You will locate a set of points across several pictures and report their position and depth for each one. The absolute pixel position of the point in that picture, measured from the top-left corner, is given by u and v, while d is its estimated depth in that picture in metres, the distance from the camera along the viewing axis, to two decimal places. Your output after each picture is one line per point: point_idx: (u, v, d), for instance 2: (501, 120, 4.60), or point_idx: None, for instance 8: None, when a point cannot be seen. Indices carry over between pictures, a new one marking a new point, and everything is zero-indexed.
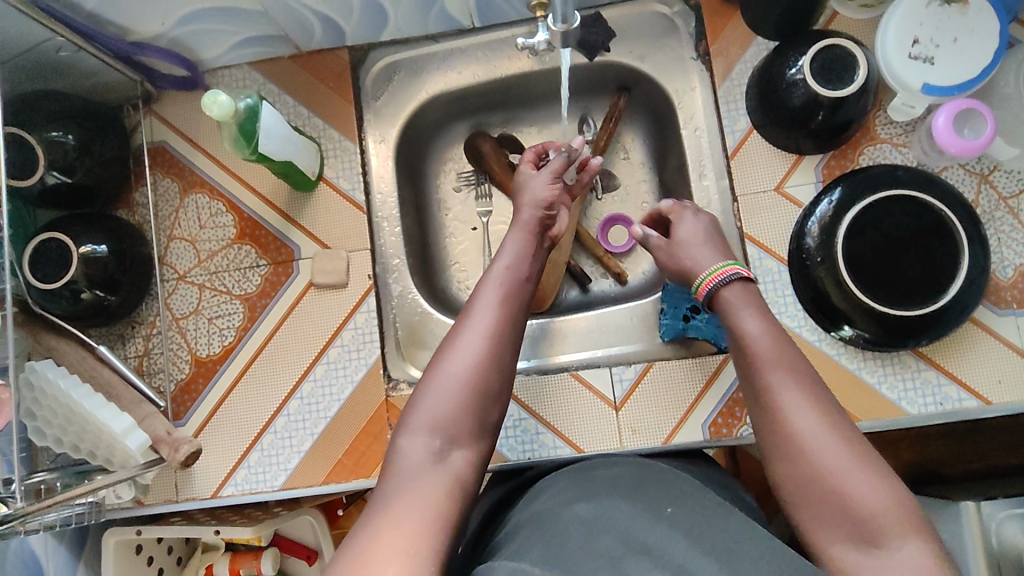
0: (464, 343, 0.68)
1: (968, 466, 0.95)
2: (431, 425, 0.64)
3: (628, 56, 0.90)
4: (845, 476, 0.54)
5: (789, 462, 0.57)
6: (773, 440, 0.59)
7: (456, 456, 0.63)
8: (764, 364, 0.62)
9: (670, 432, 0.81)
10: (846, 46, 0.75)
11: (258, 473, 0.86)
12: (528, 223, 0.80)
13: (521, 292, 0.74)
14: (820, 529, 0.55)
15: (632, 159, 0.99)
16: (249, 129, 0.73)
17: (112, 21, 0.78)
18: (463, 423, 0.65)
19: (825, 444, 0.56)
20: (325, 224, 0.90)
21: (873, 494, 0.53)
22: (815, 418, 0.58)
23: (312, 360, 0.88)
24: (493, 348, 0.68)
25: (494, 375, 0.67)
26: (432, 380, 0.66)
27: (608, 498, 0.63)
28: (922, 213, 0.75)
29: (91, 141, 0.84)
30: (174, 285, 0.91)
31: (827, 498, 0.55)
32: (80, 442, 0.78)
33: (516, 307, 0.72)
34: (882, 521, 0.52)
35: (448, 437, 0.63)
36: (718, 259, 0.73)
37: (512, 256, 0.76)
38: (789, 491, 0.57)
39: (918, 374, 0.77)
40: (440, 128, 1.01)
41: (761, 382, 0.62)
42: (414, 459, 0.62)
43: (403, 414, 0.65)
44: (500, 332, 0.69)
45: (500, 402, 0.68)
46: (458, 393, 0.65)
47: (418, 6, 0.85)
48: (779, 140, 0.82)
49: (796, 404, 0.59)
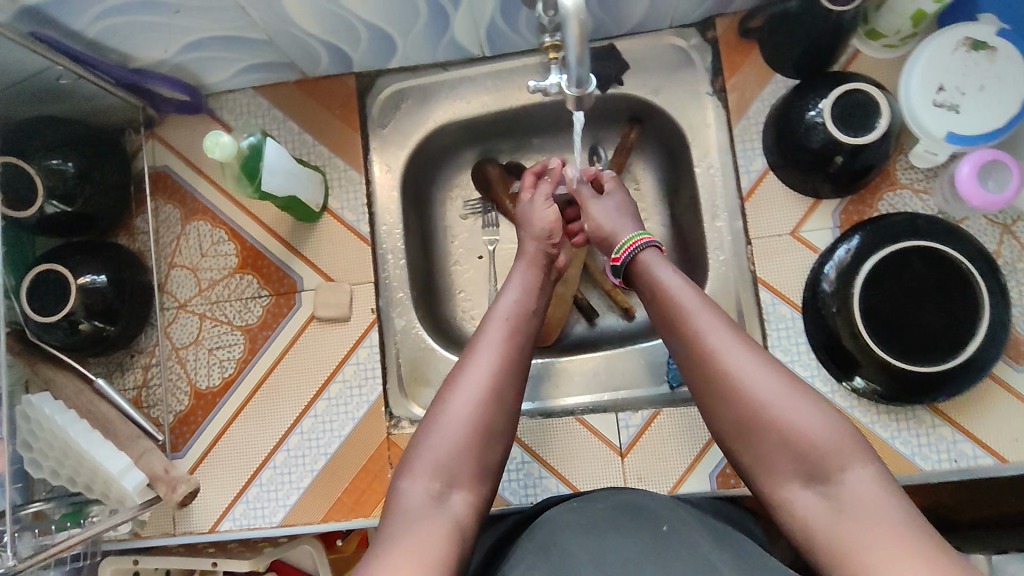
0: (467, 380, 0.64)
1: (979, 513, 0.93)
2: (432, 467, 0.61)
3: (642, 89, 0.88)
4: (786, 414, 0.58)
5: (730, 410, 0.61)
6: (710, 390, 0.62)
7: (456, 498, 0.60)
8: (690, 316, 0.64)
9: (676, 481, 0.79)
10: (867, 91, 0.72)
11: (257, 509, 0.84)
12: (534, 254, 0.77)
13: (528, 326, 0.70)
14: (771, 471, 0.59)
15: (642, 191, 0.96)
16: (252, 167, 0.71)
17: (115, 49, 0.76)
18: (465, 465, 0.61)
19: (760, 385, 0.59)
20: (329, 256, 0.88)
21: (813, 427, 0.57)
22: (744, 360, 0.61)
23: (313, 395, 0.86)
24: (498, 383, 0.64)
25: (498, 417, 0.64)
26: (434, 420, 0.63)
27: (609, 531, 0.61)
28: (944, 264, 0.73)
29: (92, 168, 0.82)
30: (175, 314, 0.89)
31: (772, 439, 0.58)
32: (77, 476, 0.77)
33: (522, 339, 0.69)
34: (825, 450, 0.57)
35: (448, 480, 0.60)
36: (633, 228, 0.76)
37: (518, 289, 0.73)
38: (734, 438, 0.61)
39: (933, 430, 0.76)
40: (447, 155, 0.98)
41: (688, 334, 0.64)
42: (414, 502, 0.59)
43: (407, 455, 0.62)
44: (506, 368, 0.66)
45: (502, 441, 0.65)
46: (461, 434, 0.62)
47: (428, 36, 0.83)
48: (796, 183, 0.79)
49: (725, 348, 0.62)
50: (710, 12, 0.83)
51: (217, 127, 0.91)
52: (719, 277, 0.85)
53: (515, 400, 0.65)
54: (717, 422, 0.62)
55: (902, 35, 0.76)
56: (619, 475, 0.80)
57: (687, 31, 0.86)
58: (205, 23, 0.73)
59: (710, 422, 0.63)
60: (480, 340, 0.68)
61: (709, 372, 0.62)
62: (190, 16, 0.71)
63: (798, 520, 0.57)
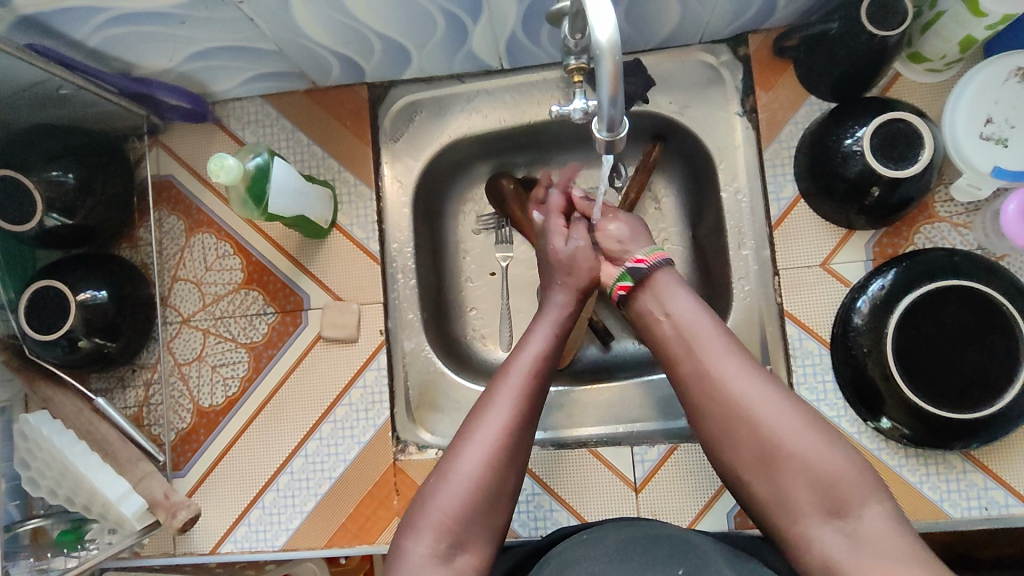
0: (481, 435, 0.61)
1: (1002, 551, 0.90)
2: (438, 527, 0.58)
3: (667, 107, 0.84)
4: (802, 445, 0.55)
5: (740, 438, 0.57)
6: (719, 416, 0.58)
7: (459, 563, 0.57)
8: (696, 337, 0.61)
9: (692, 518, 0.77)
10: (909, 121, 0.68)
11: (259, 532, 0.82)
12: (567, 300, 0.73)
13: (546, 378, 0.67)
14: (785, 505, 0.55)
15: (662, 210, 0.92)
16: (258, 193, 0.69)
17: (117, 58, 0.72)
18: (472, 529, 0.59)
19: (773, 413, 0.56)
20: (337, 274, 0.85)
21: (830, 459, 0.54)
22: (754, 389, 0.58)
23: (318, 418, 0.84)
24: (514, 444, 0.61)
25: (506, 481, 0.61)
26: (444, 475, 0.60)
27: (622, 556, 0.58)
28: (984, 308, 0.69)
29: (93, 179, 0.78)
30: (177, 330, 0.87)
31: (787, 471, 0.55)
32: (75, 496, 0.75)
33: (539, 393, 0.65)
34: (842, 485, 0.54)
35: (453, 543, 0.58)
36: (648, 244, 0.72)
37: (539, 337, 0.69)
38: (745, 468, 0.57)
39: (964, 476, 0.73)
40: (461, 168, 0.95)
41: (695, 355, 0.61)
42: (416, 565, 0.56)
43: (412, 511, 0.60)
44: (519, 427, 0.62)
45: (507, 505, 0.62)
46: (468, 495, 0.59)
47: (445, 48, 0.79)
48: (829, 214, 0.76)
49: (734, 374, 0.58)
50: (742, 29, 0.79)
51: (223, 136, 0.88)
52: (743, 306, 0.82)
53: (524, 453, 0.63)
54: (725, 450, 0.59)
55: (948, 60, 0.72)
56: (632, 508, 0.77)
57: (718, 48, 0.82)
58: (213, 33, 0.70)
59: (715, 449, 0.60)
60: (497, 390, 0.64)
61: (717, 397, 0.58)
62: (196, 27, 0.68)
63: (817, 557, 0.53)
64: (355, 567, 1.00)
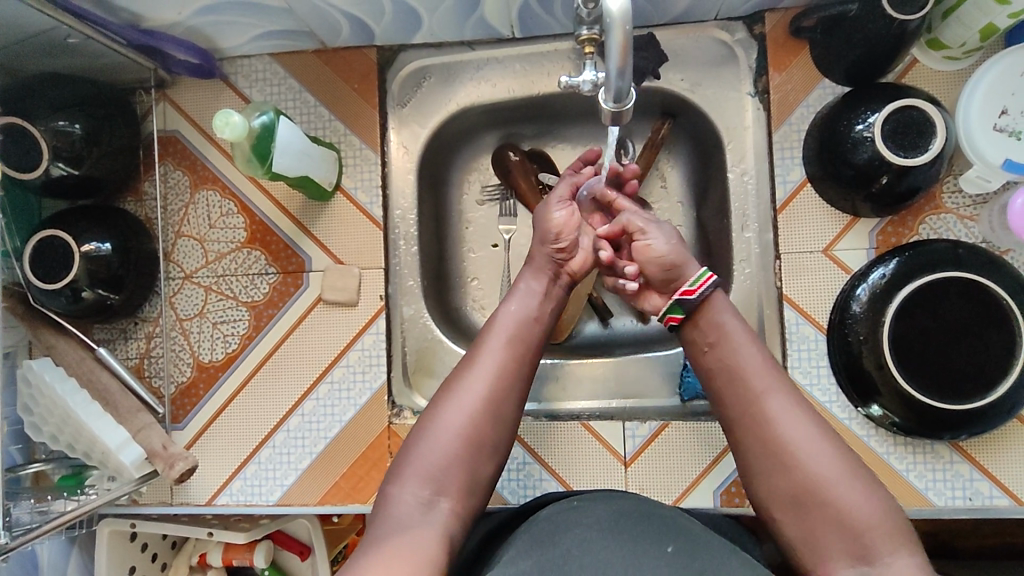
0: (464, 390, 0.62)
1: (983, 542, 0.92)
2: (423, 474, 0.58)
3: (679, 84, 0.83)
4: (841, 491, 0.55)
5: (785, 473, 0.57)
6: (761, 446, 0.58)
7: (443, 507, 0.57)
8: (752, 381, 0.61)
9: (680, 493, 0.78)
10: (923, 109, 0.67)
11: (255, 486, 0.84)
12: (543, 262, 0.73)
13: (531, 333, 0.67)
14: (810, 545, 0.55)
15: (668, 188, 0.92)
16: (263, 149, 0.70)
17: (125, 8, 0.72)
18: (455, 475, 0.59)
19: (821, 459, 0.56)
20: (340, 238, 0.85)
21: (863, 506, 0.54)
22: (804, 421, 0.58)
23: (315, 378, 0.84)
24: (497, 399, 0.62)
25: (498, 432, 0.61)
26: (428, 426, 0.61)
27: (613, 527, 0.56)
28: (985, 303, 0.69)
29: (100, 130, 0.78)
30: (179, 285, 0.87)
31: (827, 510, 0.55)
32: (76, 442, 0.76)
33: (526, 348, 0.66)
34: (876, 533, 0.53)
35: (438, 487, 0.58)
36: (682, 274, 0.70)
37: (523, 297, 0.70)
38: (777, 506, 0.57)
39: (950, 466, 0.74)
40: (467, 137, 0.95)
41: (746, 390, 0.61)
42: (403, 510, 0.56)
43: (396, 464, 0.60)
44: (504, 388, 0.63)
45: (497, 456, 0.62)
46: (452, 446, 0.59)
47: (456, 14, 0.79)
48: (834, 200, 0.75)
49: (789, 411, 0.59)
50: (759, 7, 0.78)
51: (230, 94, 0.87)
52: (742, 289, 0.83)
53: (513, 415, 0.63)
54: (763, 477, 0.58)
55: (966, 48, 0.71)
56: (620, 481, 0.79)
57: (733, 25, 0.81)
58: None
59: (755, 488, 0.59)
60: (480, 351, 0.65)
61: (765, 431, 0.58)
62: None
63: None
64: (348, 526, 0.99)
